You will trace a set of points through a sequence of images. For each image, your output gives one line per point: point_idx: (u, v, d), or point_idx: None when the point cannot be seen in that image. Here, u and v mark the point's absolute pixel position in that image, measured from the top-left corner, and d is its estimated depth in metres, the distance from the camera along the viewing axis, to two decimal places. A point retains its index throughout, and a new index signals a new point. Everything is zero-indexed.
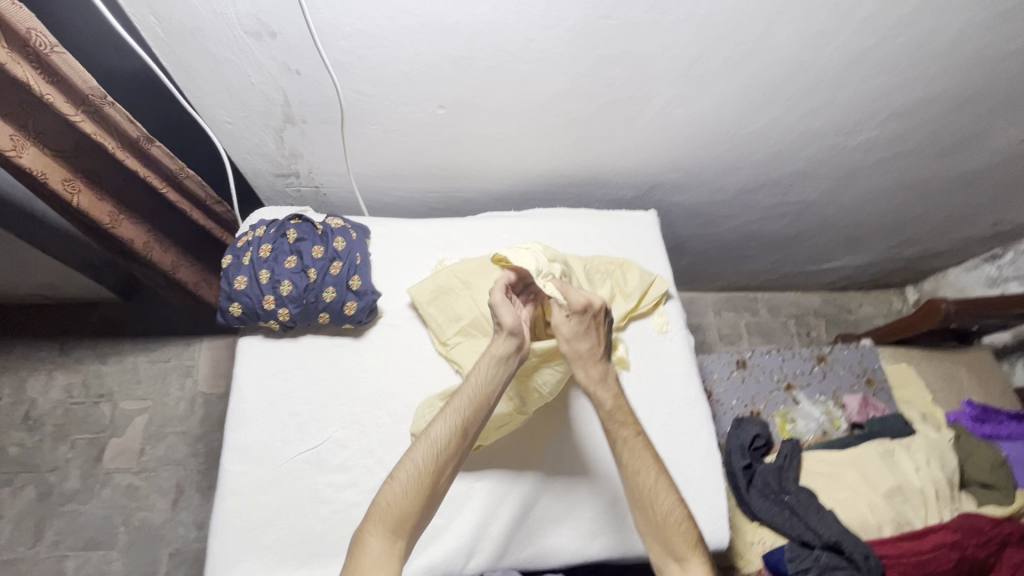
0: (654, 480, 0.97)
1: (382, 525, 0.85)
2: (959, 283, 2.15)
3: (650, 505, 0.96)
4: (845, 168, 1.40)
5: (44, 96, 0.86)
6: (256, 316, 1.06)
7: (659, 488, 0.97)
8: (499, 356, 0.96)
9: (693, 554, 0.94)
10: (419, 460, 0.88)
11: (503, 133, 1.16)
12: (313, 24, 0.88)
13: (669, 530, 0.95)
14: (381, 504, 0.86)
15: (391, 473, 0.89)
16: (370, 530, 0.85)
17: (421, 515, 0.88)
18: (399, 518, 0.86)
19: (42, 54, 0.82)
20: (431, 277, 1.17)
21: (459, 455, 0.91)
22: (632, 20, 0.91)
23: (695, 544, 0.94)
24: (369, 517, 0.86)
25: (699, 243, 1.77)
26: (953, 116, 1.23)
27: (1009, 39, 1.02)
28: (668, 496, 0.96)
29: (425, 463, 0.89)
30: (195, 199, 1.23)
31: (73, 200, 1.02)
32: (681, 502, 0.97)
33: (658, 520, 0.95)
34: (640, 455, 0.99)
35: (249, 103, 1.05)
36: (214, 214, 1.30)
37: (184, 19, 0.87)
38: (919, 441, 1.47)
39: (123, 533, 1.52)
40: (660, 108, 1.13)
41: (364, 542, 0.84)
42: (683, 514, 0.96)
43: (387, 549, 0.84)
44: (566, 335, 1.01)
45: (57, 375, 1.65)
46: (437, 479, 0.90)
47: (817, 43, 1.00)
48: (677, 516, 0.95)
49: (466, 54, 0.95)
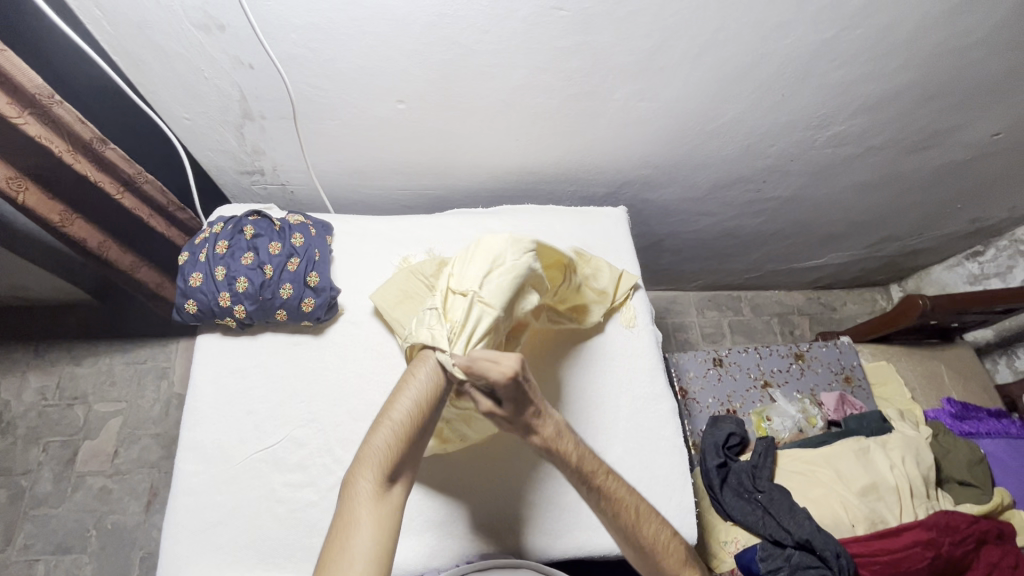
0: (639, 507, 0.91)
1: (378, 469, 0.76)
2: (942, 281, 2.14)
3: (635, 537, 0.89)
4: (817, 163, 1.39)
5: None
6: (213, 313, 1.05)
7: (649, 512, 0.92)
8: (427, 396, 0.83)
9: (680, 567, 0.93)
10: (407, 406, 0.81)
11: (467, 128, 1.15)
12: (254, 13, 0.87)
13: (654, 555, 0.91)
14: (376, 447, 0.78)
15: (375, 426, 0.80)
16: (363, 474, 0.76)
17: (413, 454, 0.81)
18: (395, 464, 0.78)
19: None
20: (393, 280, 1.13)
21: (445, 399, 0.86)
22: (585, 11, 0.90)
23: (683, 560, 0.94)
24: (358, 463, 0.77)
25: (677, 241, 1.76)
26: (920, 110, 1.22)
27: (969, 30, 1.01)
28: (655, 521, 0.92)
29: (415, 415, 0.81)
30: (154, 204, 1.20)
31: (20, 199, 0.99)
32: (665, 522, 0.94)
33: (643, 545, 0.90)
34: (618, 488, 0.89)
35: (205, 98, 1.05)
36: (177, 221, 1.28)
37: (129, 12, 0.87)
38: (895, 437, 1.45)
39: (94, 537, 1.50)
40: (623, 102, 1.12)
41: (356, 490, 0.75)
42: (666, 533, 0.93)
43: (380, 499, 0.75)
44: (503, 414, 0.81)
45: (31, 377, 1.63)
46: (425, 427, 0.83)
47: (774, 35, 0.99)
48: (664, 535, 0.92)
49: (419, 47, 0.94)
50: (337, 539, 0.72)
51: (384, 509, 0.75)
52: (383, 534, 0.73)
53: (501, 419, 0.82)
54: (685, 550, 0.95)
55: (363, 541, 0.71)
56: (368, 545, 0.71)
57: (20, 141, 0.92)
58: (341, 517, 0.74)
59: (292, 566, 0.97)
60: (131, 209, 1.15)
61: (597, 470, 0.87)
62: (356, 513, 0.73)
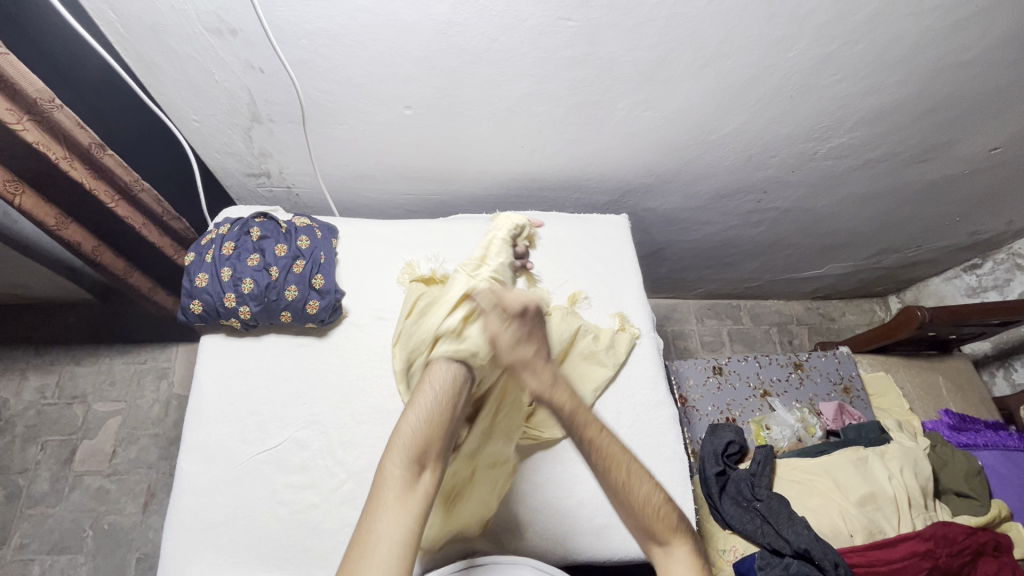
0: (631, 470, 0.84)
1: (405, 457, 0.75)
2: (940, 292, 2.16)
3: (626, 498, 0.83)
4: (818, 175, 1.40)
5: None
6: (217, 314, 1.06)
7: (638, 475, 0.84)
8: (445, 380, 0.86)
9: (675, 535, 0.84)
10: (433, 394, 0.83)
11: (473, 135, 1.17)
12: (266, 19, 0.88)
13: (654, 519, 0.83)
14: (405, 435, 0.77)
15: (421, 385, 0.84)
16: (391, 460, 0.75)
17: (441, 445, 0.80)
18: (427, 450, 0.78)
19: None
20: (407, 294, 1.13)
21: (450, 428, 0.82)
22: (593, 22, 0.92)
23: (675, 527, 0.84)
24: (386, 452, 0.76)
25: (678, 249, 1.78)
26: (920, 124, 1.24)
27: (969, 46, 1.03)
28: (645, 482, 0.84)
29: (441, 398, 0.83)
30: (150, 213, 1.19)
31: (16, 201, 0.99)
32: (660, 486, 0.85)
33: (640, 510, 0.83)
34: (609, 447, 0.83)
35: (215, 101, 1.06)
36: (170, 231, 1.27)
37: (142, 15, 0.89)
38: (893, 448, 1.46)
39: (90, 537, 1.49)
40: (627, 112, 1.14)
41: (385, 476, 0.74)
42: (660, 498, 0.84)
43: (409, 488, 0.73)
44: (505, 344, 0.86)
45: (31, 376, 1.63)
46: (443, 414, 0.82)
47: (777, 49, 1.01)
48: (661, 502, 0.84)
49: (428, 54, 0.96)
50: (366, 524, 0.70)
51: (415, 493, 0.73)
52: (416, 513, 0.72)
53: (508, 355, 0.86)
54: (680, 521, 0.85)
55: (390, 521, 0.70)
56: (416, 416, 0.79)
57: (15, 146, 0.91)
58: (371, 500, 0.72)
59: (292, 569, 0.96)
60: (126, 217, 1.14)
61: (584, 420, 0.83)
62: (386, 495, 0.72)
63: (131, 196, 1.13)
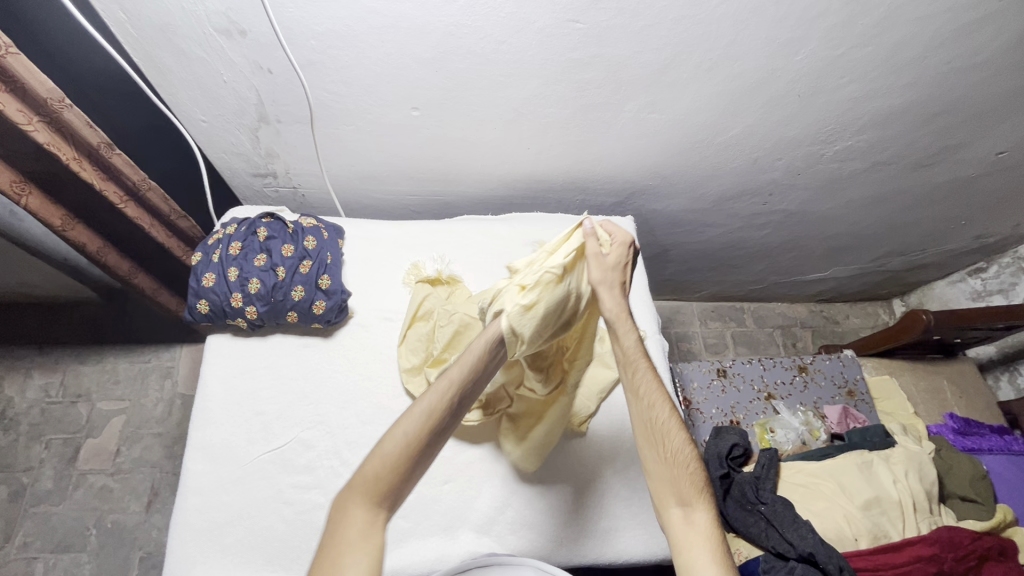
0: (668, 419, 0.82)
1: (368, 495, 0.65)
2: (944, 296, 2.15)
3: (656, 439, 0.80)
4: (824, 177, 1.40)
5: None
6: (224, 314, 1.06)
7: (670, 424, 0.81)
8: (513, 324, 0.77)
9: (699, 499, 0.78)
10: (411, 428, 0.66)
11: (480, 136, 1.17)
12: (276, 20, 0.88)
13: (682, 471, 0.79)
14: (364, 475, 0.66)
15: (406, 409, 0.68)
16: (353, 501, 0.65)
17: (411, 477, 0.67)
18: (394, 489, 0.66)
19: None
20: (415, 295, 1.15)
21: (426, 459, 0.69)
22: (601, 24, 0.92)
23: (701, 490, 0.79)
24: (345, 492, 0.66)
25: (683, 251, 1.77)
26: (928, 128, 1.24)
27: (977, 50, 1.03)
28: (678, 434, 0.81)
29: (426, 428, 0.67)
30: (157, 213, 1.19)
31: (23, 202, 0.99)
32: (691, 444, 0.82)
33: (669, 458, 0.80)
34: (651, 390, 0.82)
35: (223, 101, 1.06)
36: (177, 230, 1.27)
37: (152, 15, 0.90)
38: (898, 452, 1.45)
39: (94, 536, 1.49)
40: (634, 114, 1.14)
41: (345, 517, 0.64)
42: (690, 455, 0.81)
43: (371, 526, 0.64)
44: (598, 270, 0.85)
45: (35, 375, 1.63)
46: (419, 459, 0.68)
47: (785, 52, 1.01)
48: (688, 457, 0.80)
49: (436, 56, 0.96)
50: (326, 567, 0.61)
51: (378, 538, 0.64)
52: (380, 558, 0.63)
53: (597, 273, 0.85)
54: (706, 490, 0.80)
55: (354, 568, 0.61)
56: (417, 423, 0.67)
57: (25, 146, 0.91)
58: (326, 548, 0.62)
59: (297, 570, 0.96)
60: (134, 217, 1.14)
61: (638, 363, 0.83)
62: (347, 539, 0.63)
63: (138, 196, 1.13)
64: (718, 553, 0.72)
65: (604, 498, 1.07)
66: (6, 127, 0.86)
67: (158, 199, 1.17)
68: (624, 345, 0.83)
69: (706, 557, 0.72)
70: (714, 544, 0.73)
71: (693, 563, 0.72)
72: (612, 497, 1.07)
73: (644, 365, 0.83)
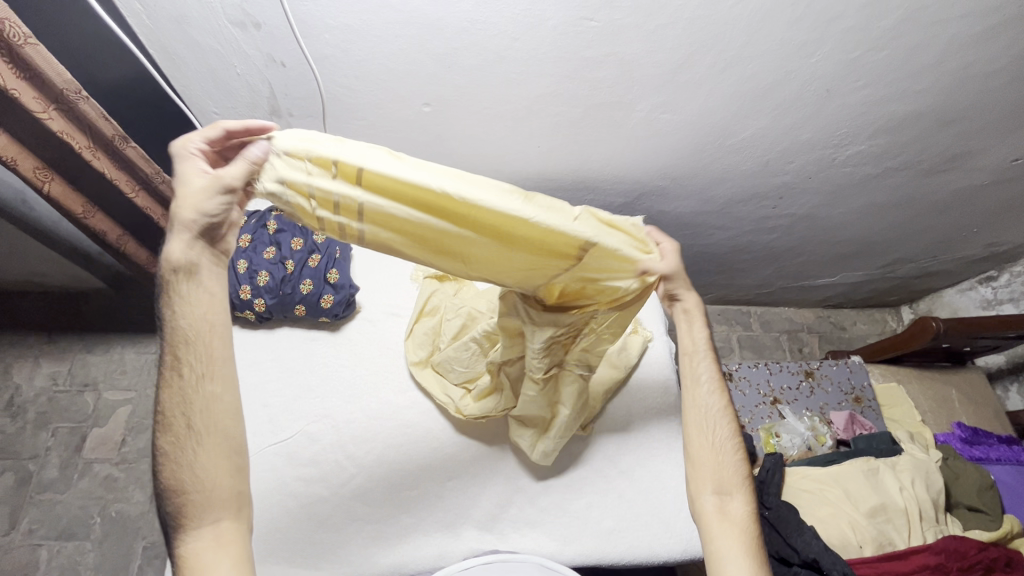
0: (720, 409, 0.91)
1: (192, 521, 0.68)
2: (954, 304, 2.14)
3: (706, 422, 0.90)
4: (835, 182, 1.39)
5: (10, 90, 0.82)
6: (233, 305, 1.07)
7: (721, 414, 0.91)
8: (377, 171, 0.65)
9: (738, 490, 0.87)
10: (179, 415, 0.70)
11: (491, 134, 1.17)
12: (292, 13, 0.89)
13: (725, 458, 0.89)
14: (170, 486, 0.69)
15: (160, 426, 0.70)
16: (184, 535, 0.68)
17: (205, 454, 0.70)
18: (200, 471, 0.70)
19: (15, 46, 0.79)
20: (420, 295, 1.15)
21: (206, 430, 0.71)
22: (616, 22, 0.91)
23: (741, 482, 0.88)
24: (173, 534, 0.68)
25: (690, 253, 1.77)
26: (941, 134, 1.23)
27: (996, 56, 1.02)
28: (726, 423, 0.90)
29: (187, 409, 0.70)
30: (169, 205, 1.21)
31: (45, 188, 0.99)
32: (737, 436, 0.91)
33: (716, 443, 0.89)
34: (709, 378, 0.93)
35: (235, 94, 1.07)
36: None
37: (169, 6, 0.90)
38: (905, 460, 1.44)
39: (98, 525, 1.50)
40: (646, 114, 1.13)
41: (186, 552, 0.67)
42: (734, 446, 0.90)
43: (219, 538, 0.69)
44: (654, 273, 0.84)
45: (43, 363, 1.64)
46: (190, 463, 0.69)
47: (801, 54, 1.00)
48: (733, 445, 0.90)
49: (449, 51, 0.96)
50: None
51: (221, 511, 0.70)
52: (244, 552, 0.70)
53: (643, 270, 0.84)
54: (746, 485, 0.89)
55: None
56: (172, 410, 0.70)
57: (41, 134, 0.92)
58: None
59: (300, 564, 0.95)
60: (145, 207, 1.15)
61: (699, 354, 0.93)
62: (194, 527, 0.68)
63: (151, 186, 1.14)
64: (750, 541, 0.82)
65: (607, 497, 1.06)
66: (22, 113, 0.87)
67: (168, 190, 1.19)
68: (692, 335, 0.94)
69: (734, 540, 0.82)
70: (748, 533, 0.83)
71: (723, 547, 0.81)
72: (615, 497, 1.06)
73: (707, 358, 0.94)
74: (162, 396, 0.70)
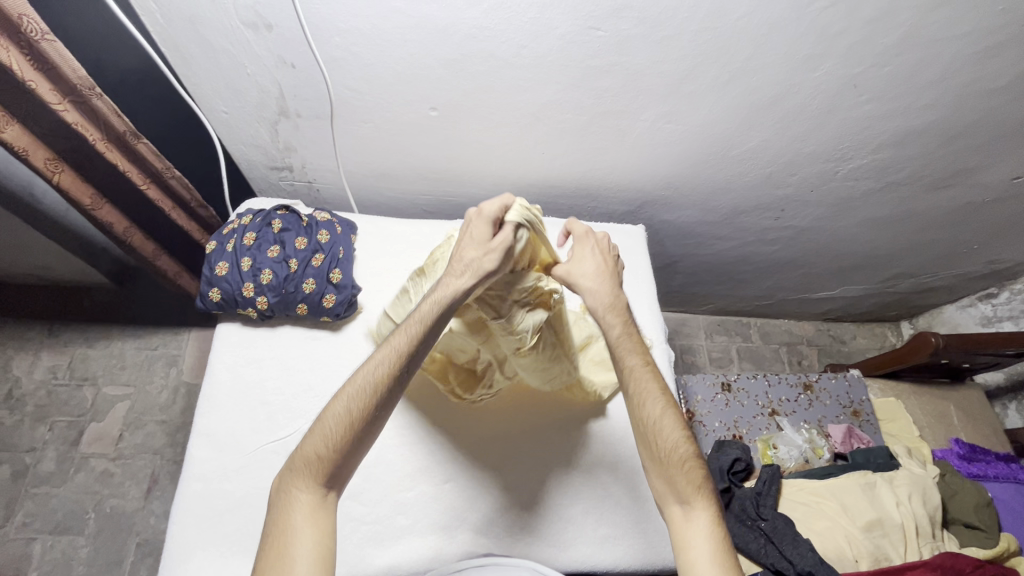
0: (662, 413, 0.86)
1: (311, 478, 0.74)
2: (954, 320, 2.14)
3: (653, 439, 0.85)
4: (836, 196, 1.40)
5: (27, 82, 0.84)
6: (235, 303, 1.09)
7: (663, 421, 0.85)
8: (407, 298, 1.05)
9: (698, 498, 0.82)
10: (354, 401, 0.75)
11: (496, 140, 1.18)
12: (303, 16, 0.90)
13: (679, 468, 0.83)
14: (309, 452, 0.74)
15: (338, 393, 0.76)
16: (297, 486, 0.74)
17: (361, 444, 0.76)
18: (344, 459, 0.75)
19: (32, 41, 0.81)
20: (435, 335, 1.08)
21: (380, 415, 0.77)
22: (622, 33, 0.93)
23: (701, 487, 0.83)
24: (288, 474, 0.74)
25: (691, 263, 1.78)
26: (943, 151, 1.24)
27: (998, 74, 1.03)
28: (673, 432, 0.85)
29: (374, 392, 0.76)
30: (178, 199, 1.23)
31: (55, 178, 1.01)
32: (688, 441, 0.85)
33: (662, 454, 0.84)
34: (642, 386, 0.87)
35: (246, 94, 1.08)
36: (198, 217, 1.32)
37: (183, 7, 0.91)
38: (902, 475, 1.43)
39: (92, 520, 1.50)
40: (650, 124, 1.14)
41: (292, 500, 0.73)
42: (689, 452, 0.84)
43: (318, 505, 0.74)
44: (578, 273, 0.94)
45: (44, 356, 1.64)
46: (359, 434, 0.75)
47: (805, 68, 1.01)
48: (684, 453, 0.84)
49: (457, 57, 0.97)
50: (274, 551, 0.70)
51: (326, 508, 0.74)
52: (327, 540, 0.73)
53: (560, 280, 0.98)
54: (707, 485, 0.84)
55: (302, 547, 0.70)
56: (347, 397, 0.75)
57: (56, 125, 0.94)
58: (272, 532, 0.72)
59: None
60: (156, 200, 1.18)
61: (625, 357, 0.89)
62: (299, 489, 0.74)
63: (162, 180, 1.17)
64: (718, 548, 0.78)
65: (603, 505, 1.06)
66: (40, 106, 0.89)
67: (179, 186, 1.21)
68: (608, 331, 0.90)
69: (704, 553, 0.78)
70: (714, 541, 0.79)
71: (693, 561, 0.78)
72: (612, 504, 1.06)
73: (630, 356, 0.89)
74: (373, 356, 0.78)
